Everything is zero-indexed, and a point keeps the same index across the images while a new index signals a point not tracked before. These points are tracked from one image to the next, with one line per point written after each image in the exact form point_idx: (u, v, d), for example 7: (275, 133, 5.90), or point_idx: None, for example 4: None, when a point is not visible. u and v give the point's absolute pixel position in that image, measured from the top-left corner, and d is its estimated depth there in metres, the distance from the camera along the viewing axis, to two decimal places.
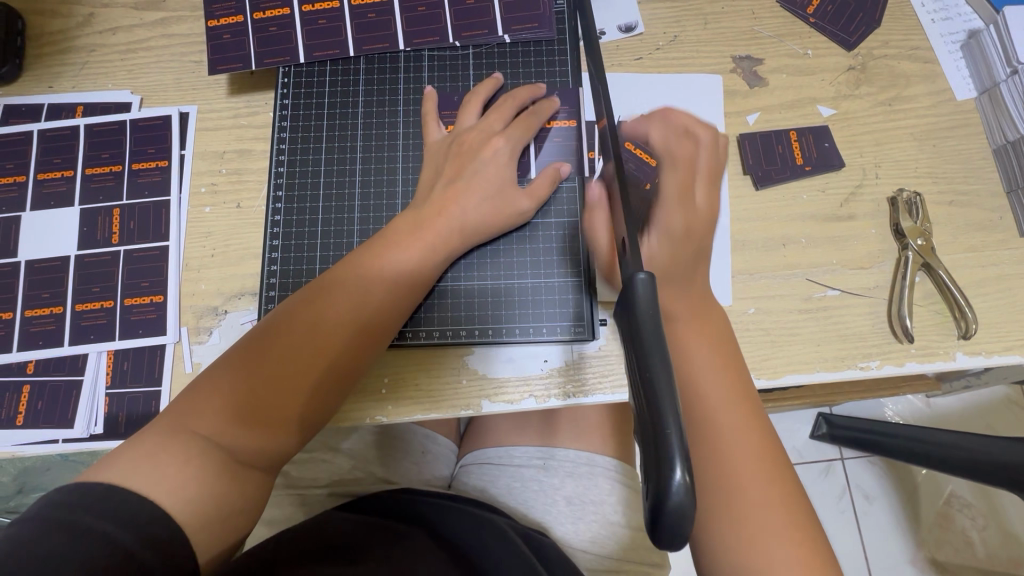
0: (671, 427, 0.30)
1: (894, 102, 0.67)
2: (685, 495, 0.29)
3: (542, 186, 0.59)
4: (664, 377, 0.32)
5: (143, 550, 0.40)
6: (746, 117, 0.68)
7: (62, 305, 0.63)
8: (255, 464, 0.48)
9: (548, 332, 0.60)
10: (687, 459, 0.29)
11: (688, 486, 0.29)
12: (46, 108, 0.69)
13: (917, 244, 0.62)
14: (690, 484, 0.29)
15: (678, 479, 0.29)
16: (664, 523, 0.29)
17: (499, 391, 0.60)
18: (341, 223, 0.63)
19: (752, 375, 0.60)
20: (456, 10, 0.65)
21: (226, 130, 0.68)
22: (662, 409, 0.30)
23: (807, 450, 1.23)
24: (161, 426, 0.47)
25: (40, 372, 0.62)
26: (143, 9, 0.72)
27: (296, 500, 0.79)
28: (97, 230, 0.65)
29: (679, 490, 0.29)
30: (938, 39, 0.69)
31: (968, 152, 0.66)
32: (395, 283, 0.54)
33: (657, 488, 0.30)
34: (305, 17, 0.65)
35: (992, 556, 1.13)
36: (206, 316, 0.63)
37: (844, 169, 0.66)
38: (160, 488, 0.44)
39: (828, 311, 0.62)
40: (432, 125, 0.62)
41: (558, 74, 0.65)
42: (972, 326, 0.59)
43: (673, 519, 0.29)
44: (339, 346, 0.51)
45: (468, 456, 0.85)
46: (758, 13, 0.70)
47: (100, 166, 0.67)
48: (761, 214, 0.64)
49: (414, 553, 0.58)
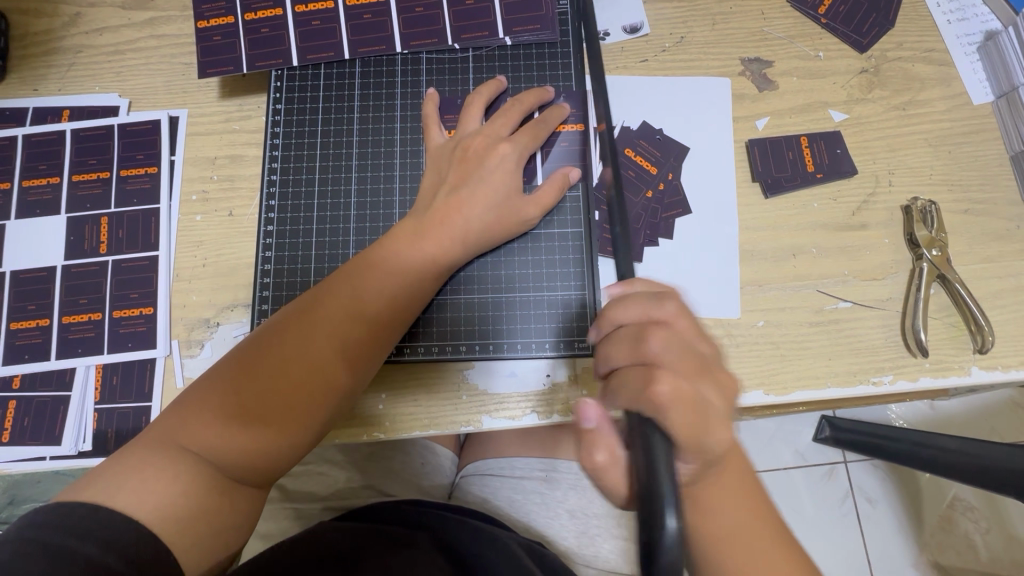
0: (664, 481, 0.36)
1: (908, 107, 0.65)
2: (676, 541, 0.34)
3: (548, 194, 0.57)
4: (658, 436, 0.38)
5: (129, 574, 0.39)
6: (755, 122, 0.65)
7: (48, 318, 0.61)
8: (243, 480, 0.47)
9: (549, 347, 0.58)
10: (676, 507, 0.35)
11: (678, 533, 0.34)
12: (31, 112, 0.66)
13: (932, 254, 0.60)
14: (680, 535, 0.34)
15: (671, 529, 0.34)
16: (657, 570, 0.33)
17: (500, 405, 0.58)
18: (337, 233, 0.61)
19: (760, 390, 0.58)
20: (455, 11, 0.62)
21: (217, 135, 0.65)
22: (655, 464, 0.37)
23: (810, 453, 1.21)
24: (147, 440, 0.46)
25: (26, 387, 0.60)
26: (130, 9, 0.69)
27: (291, 514, 0.78)
28: (84, 240, 0.63)
29: (671, 539, 0.34)
30: (954, 40, 0.67)
31: (984, 159, 0.64)
32: (395, 296, 0.51)
33: (651, 538, 0.34)
34: (298, 18, 0.63)
35: (995, 559, 1.12)
36: (197, 328, 0.61)
37: (856, 176, 0.64)
38: (147, 506, 0.42)
39: (839, 324, 0.60)
40: (433, 131, 0.59)
41: (561, 78, 0.63)
42: (988, 339, 0.57)
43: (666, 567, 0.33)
44: (335, 362, 0.49)
45: (468, 466, 0.83)
46: (767, 13, 0.68)
47: (86, 172, 0.65)
48: (771, 223, 0.62)
49: (414, 563, 0.56)
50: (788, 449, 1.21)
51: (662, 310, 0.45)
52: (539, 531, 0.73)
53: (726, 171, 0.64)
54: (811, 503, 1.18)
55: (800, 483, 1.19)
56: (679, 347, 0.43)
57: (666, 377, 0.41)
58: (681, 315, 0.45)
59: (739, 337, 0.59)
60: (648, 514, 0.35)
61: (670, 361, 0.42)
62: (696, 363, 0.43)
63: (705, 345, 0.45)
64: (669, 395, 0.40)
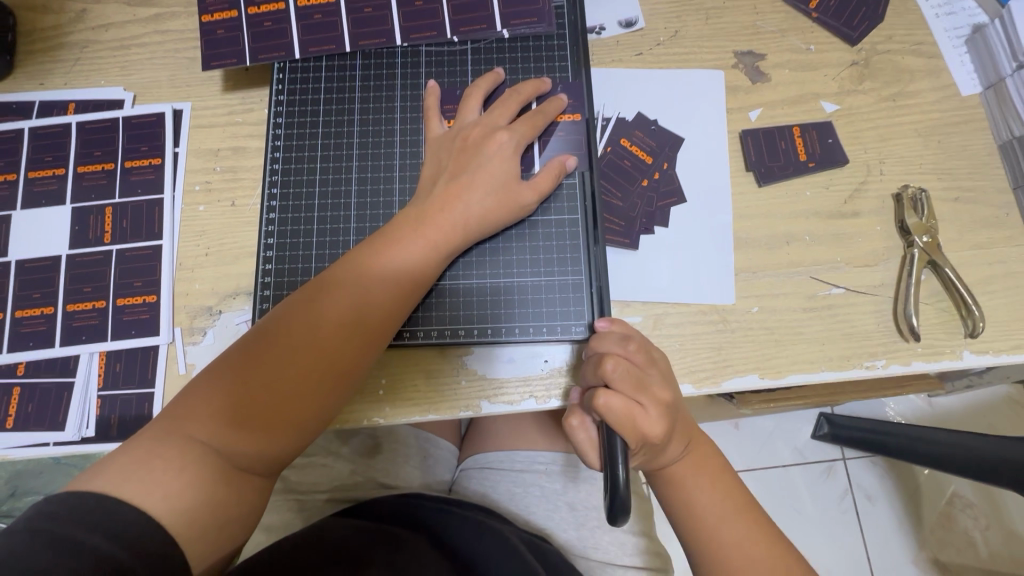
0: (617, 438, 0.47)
1: (898, 98, 0.67)
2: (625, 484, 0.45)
3: (546, 180, 0.58)
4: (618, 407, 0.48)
5: (135, 567, 0.39)
6: (748, 113, 0.67)
7: (53, 306, 0.62)
8: (249, 468, 0.47)
9: (548, 332, 0.59)
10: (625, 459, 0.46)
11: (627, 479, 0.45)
12: (37, 105, 0.67)
13: (923, 241, 0.61)
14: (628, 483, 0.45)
15: (621, 476, 0.45)
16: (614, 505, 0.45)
17: (499, 391, 0.59)
18: (338, 220, 0.62)
19: (755, 374, 0.59)
20: (453, 5, 0.64)
21: (221, 127, 0.66)
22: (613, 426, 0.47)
23: (809, 450, 1.21)
24: (152, 431, 0.46)
25: (30, 374, 0.60)
26: (136, 5, 0.71)
27: (294, 506, 0.78)
28: (89, 229, 0.64)
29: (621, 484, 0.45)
30: (943, 33, 0.68)
31: (973, 148, 0.65)
32: (396, 281, 0.52)
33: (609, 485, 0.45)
34: (300, 13, 0.64)
35: (994, 556, 1.12)
36: (200, 316, 0.62)
37: (848, 165, 0.65)
38: (154, 497, 0.43)
39: (832, 309, 0.61)
40: (433, 121, 0.61)
41: (558, 70, 0.64)
42: (980, 324, 0.58)
43: (618, 508, 0.44)
44: (339, 345, 0.50)
45: (469, 459, 0.83)
46: (759, 8, 0.69)
47: (92, 164, 0.66)
48: (765, 211, 0.63)
49: (417, 564, 0.57)
50: (786, 445, 1.21)
51: (623, 348, 0.51)
52: (539, 525, 0.73)
53: (720, 161, 0.65)
54: (810, 498, 1.19)
55: (799, 479, 1.20)
56: (627, 370, 0.49)
57: (607, 393, 0.48)
58: (636, 350, 0.51)
59: (734, 323, 0.60)
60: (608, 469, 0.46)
61: (615, 383, 0.48)
62: (637, 382, 0.49)
63: (653, 372, 0.50)
64: (605, 407, 0.47)
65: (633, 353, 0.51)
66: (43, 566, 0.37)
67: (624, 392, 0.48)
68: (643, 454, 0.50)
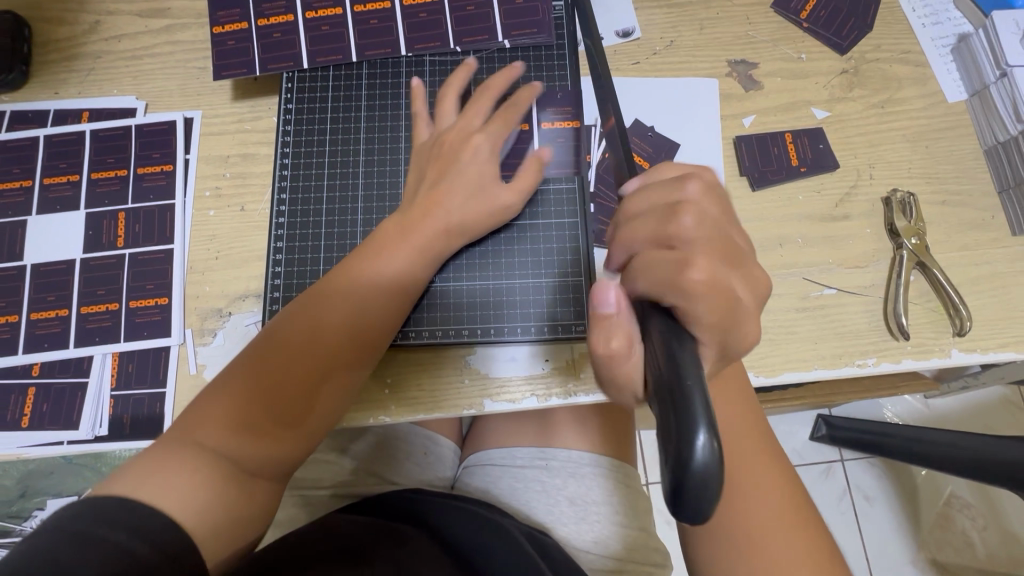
0: (694, 387, 0.29)
1: (887, 105, 0.69)
2: (711, 459, 0.27)
3: (527, 175, 0.60)
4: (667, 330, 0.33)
5: (156, 560, 0.41)
6: (742, 120, 0.69)
7: (68, 308, 0.64)
8: (259, 472, 0.49)
9: (550, 332, 0.61)
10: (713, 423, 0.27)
11: (714, 451, 0.27)
12: (52, 113, 0.70)
13: (912, 243, 0.63)
14: (716, 449, 0.27)
15: (701, 439, 0.27)
16: (686, 487, 0.26)
17: (502, 389, 0.61)
18: (345, 224, 0.64)
19: (750, 372, 0.61)
20: (456, 16, 0.66)
21: (230, 134, 0.69)
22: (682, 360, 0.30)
23: (807, 451, 1.23)
24: (164, 440, 0.48)
25: (45, 375, 0.62)
26: (148, 17, 0.73)
27: (298, 501, 0.79)
28: (102, 234, 0.66)
29: (703, 456, 0.26)
30: (930, 43, 0.71)
31: (960, 153, 0.67)
32: (378, 285, 0.54)
33: (679, 448, 0.27)
34: (308, 24, 0.67)
35: (992, 556, 1.14)
36: (211, 318, 0.63)
37: (839, 170, 0.67)
38: (170, 500, 0.44)
39: (825, 309, 0.62)
40: (418, 128, 0.62)
41: (558, 78, 0.67)
42: (966, 323, 0.60)
43: (696, 486, 0.26)
44: (326, 348, 0.51)
45: (471, 457, 0.85)
46: (752, 18, 0.71)
47: (105, 170, 0.68)
48: (758, 214, 0.65)
49: (422, 558, 0.58)
50: (784, 446, 1.23)
51: (684, 193, 0.38)
52: (539, 519, 0.74)
53: (715, 167, 0.67)
54: (808, 498, 1.20)
55: None
56: (707, 224, 0.37)
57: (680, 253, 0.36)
58: (707, 194, 0.38)
59: None
60: (676, 422, 0.27)
61: (696, 240, 0.36)
62: (723, 243, 0.37)
63: (738, 233, 0.39)
64: (701, 281, 0.35)
65: (700, 197, 0.38)
66: (66, 560, 0.38)
67: (705, 254, 0.36)
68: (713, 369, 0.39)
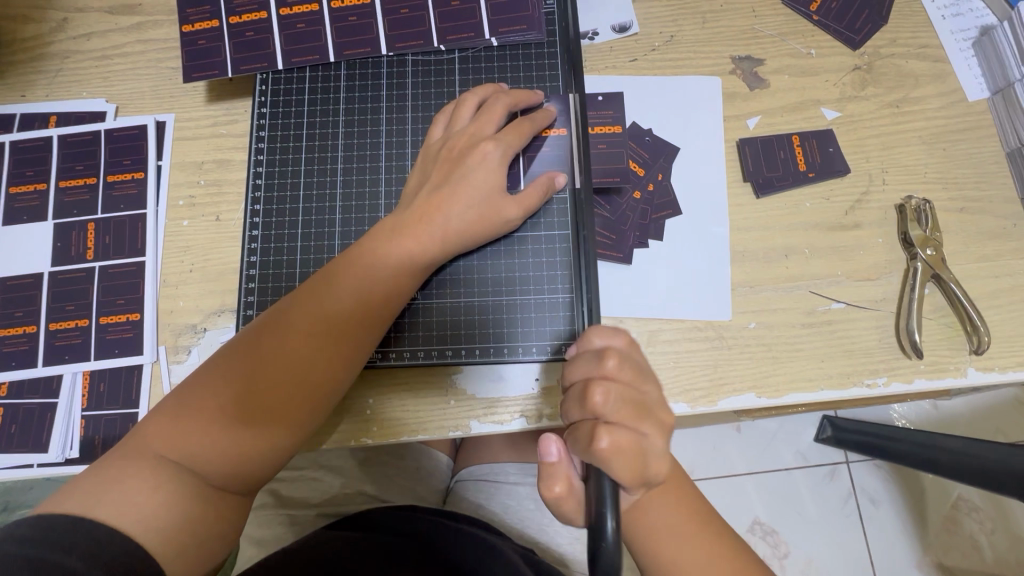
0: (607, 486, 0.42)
1: (902, 104, 0.64)
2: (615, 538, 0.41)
3: (533, 197, 0.56)
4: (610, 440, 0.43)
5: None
6: (746, 121, 0.64)
7: (36, 325, 0.61)
8: (228, 488, 0.46)
9: (541, 350, 0.57)
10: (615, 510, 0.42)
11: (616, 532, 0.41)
12: (18, 118, 0.66)
13: (927, 253, 0.59)
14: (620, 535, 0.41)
15: (610, 526, 0.41)
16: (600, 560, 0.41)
17: (490, 410, 0.57)
18: (322, 236, 0.60)
19: (752, 393, 0.57)
20: (441, 12, 0.62)
21: (204, 139, 0.65)
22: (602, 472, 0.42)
23: (812, 455, 1.19)
24: (129, 451, 0.45)
25: (13, 395, 0.59)
26: (118, 14, 0.69)
27: (285, 520, 0.77)
28: (71, 246, 0.63)
29: (610, 538, 0.41)
30: (949, 36, 0.66)
31: (980, 156, 0.63)
32: (374, 296, 0.50)
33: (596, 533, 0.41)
34: (282, 22, 0.63)
35: (1000, 560, 1.10)
36: (185, 334, 0.60)
37: (849, 175, 0.63)
38: (129, 517, 0.42)
39: (833, 325, 0.59)
40: (433, 127, 0.59)
41: (548, 79, 0.62)
42: (984, 341, 0.56)
43: (607, 562, 0.40)
44: (314, 362, 0.48)
45: (464, 471, 0.82)
46: (758, 11, 0.67)
47: (74, 178, 0.64)
48: (762, 223, 0.62)
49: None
50: (789, 450, 1.19)
51: (603, 369, 0.44)
52: (533, 538, 0.73)
53: (717, 172, 0.63)
54: (813, 504, 1.17)
55: (802, 485, 1.18)
56: (622, 398, 0.43)
57: (608, 433, 0.42)
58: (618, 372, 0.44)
59: (731, 339, 0.59)
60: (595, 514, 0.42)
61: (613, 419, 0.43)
62: (637, 409, 0.44)
63: (650, 387, 0.45)
64: (610, 448, 0.42)
65: (619, 373, 0.44)
66: None
67: (625, 423, 0.43)
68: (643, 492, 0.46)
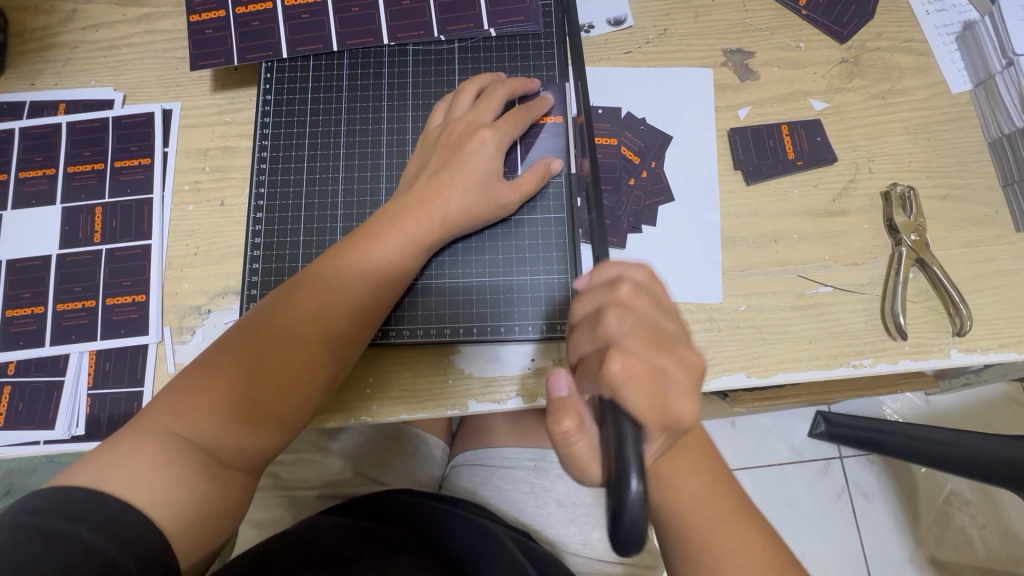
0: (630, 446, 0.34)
1: (888, 95, 0.66)
2: (640, 505, 0.32)
3: (530, 181, 0.58)
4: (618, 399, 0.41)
5: (119, 555, 0.40)
6: (737, 111, 0.66)
7: (44, 305, 0.62)
8: (234, 462, 0.47)
9: (538, 330, 0.59)
10: (640, 470, 0.33)
11: (643, 495, 0.32)
12: (28, 105, 0.68)
13: (911, 239, 0.61)
14: (645, 496, 0.32)
15: (633, 488, 0.32)
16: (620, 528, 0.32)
17: (487, 390, 0.59)
18: (324, 219, 0.62)
19: (742, 373, 0.59)
20: (441, 4, 0.64)
21: (210, 127, 0.67)
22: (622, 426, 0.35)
23: (805, 447, 1.21)
24: (138, 426, 0.46)
25: (21, 373, 0.61)
26: (126, 5, 0.71)
27: (284, 502, 0.79)
28: (78, 229, 0.64)
29: (636, 501, 0.32)
30: (933, 30, 0.68)
31: (963, 146, 0.65)
32: (375, 276, 0.52)
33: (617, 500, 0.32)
34: (287, 12, 0.64)
35: (991, 555, 1.12)
36: (189, 315, 0.62)
37: (837, 163, 0.65)
38: (138, 492, 0.43)
39: (820, 309, 0.61)
40: (432, 115, 0.61)
41: (545, 68, 0.64)
42: (966, 322, 0.58)
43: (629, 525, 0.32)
44: (318, 339, 0.50)
45: (460, 456, 0.83)
46: (749, 5, 0.69)
47: (82, 164, 0.66)
48: (752, 210, 0.63)
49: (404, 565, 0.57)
50: (784, 443, 1.21)
51: (617, 294, 0.41)
52: (528, 522, 0.74)
53: (709, 160, 0.65)
54: (806, 496, 1.19)
55: (794, 476, 1.20)
56: (638, 325, 0.40)
57: (621, 357, 0.37)
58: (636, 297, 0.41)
59: (721, 321, 0.60)
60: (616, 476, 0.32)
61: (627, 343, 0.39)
62: (654, 337, 0.40)
63: (669, 321, 0.42)
64: (623, 376, 0.37)
65: (635, 300, 0.41)
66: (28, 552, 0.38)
67: (640, 351, 0.39)
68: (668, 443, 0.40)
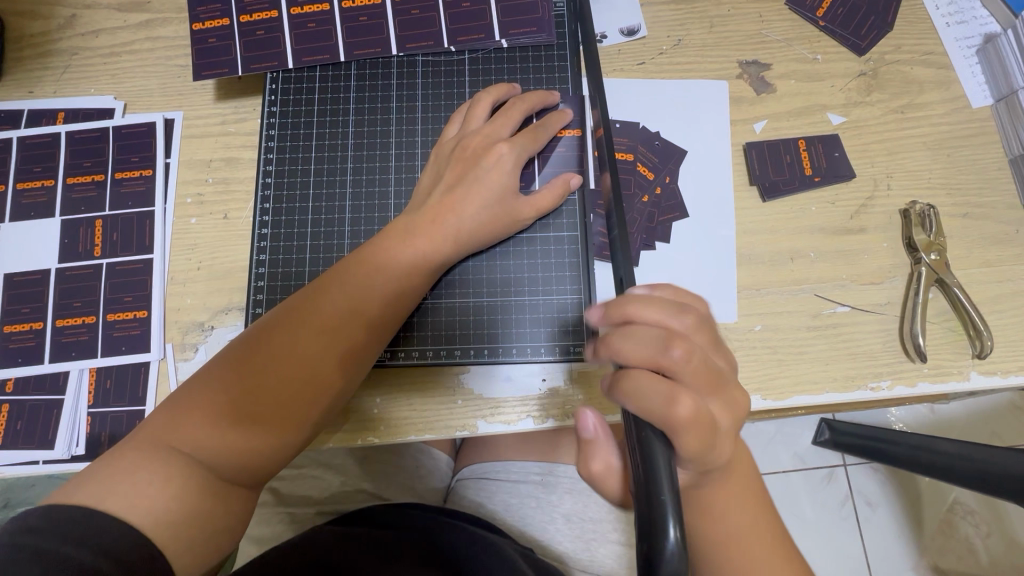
0: (666, 494, 0.32)
1: (907, 110, 0.65)
2: (679, 554, 0.31)
3: (545, 197, 0.56)
4: (663, 449, 0.34)
5: None
6: (753, 125, 0.65)
7: (42, 321, 0.61)
8: (238, 481, 0.46)
9: (548, 349, 0.58)
10: (680, 518, 0.32)
11: (681, 544, 0.31)
12: (26, 114, 0.66)
13: (930, 258, 0.59)
14: (684, 543, 0.31)
15: (673, 538, 0.31)
16: None
17: (496, 410, 0.58)
18: (331, 236, 0.60)
19: (758, 395, 0.58)
20: (451, 13, 0.62)
21: (213, 137, 0.65)
22: (659, 478, 0.33)
23: (809, 456, 1.20)
24: (140, 442, 0.45)
25: (19, 391, 0.59)
26: (127, 11, 0.69)
27: (286, 518, 0.78)
28: (78, 243, 0.63)
29: (673, 550, 0.31)
30: (953, 43, 0.66)
31: (983, 163, 0.63)
32: (385, 295, 0.51)
33: (652, 548, 0.31)
34: (293, 20, 0.63)
35: (995, 564, 1.11)
36: (191, 332, 0.60)
37: (855, 180, 0.63)
38: (139, 511, 0.42)
39: (837, 329, 0.59)
40: (447, 128, 0.59)
41: (558, 81, 0.63)
42: (988, 345, 0.57)
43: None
44: (326, 360, 0.48)
45: (465, 469, 0.82)
46: (765, 16, 0.67)
47: (81, 175, 0.64)
48: (769, 227, 0.62)
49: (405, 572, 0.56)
50: (787, 452, 1.20)
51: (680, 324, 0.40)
52: (534, 536, 0.73)
53: (725, 176, 0.63)
54: (811, 506, 1.18)
55: (798, 486, 1.19)
56: (704, 362, 0.38)
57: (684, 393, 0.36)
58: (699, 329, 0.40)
59: (736, 341, 0.59)
60: (648, 519, 0.32)
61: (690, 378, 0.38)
62: (712, 379, 0.38)
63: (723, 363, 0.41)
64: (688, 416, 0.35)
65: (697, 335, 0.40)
66: None
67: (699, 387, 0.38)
68: (697, 471, 0.41)
